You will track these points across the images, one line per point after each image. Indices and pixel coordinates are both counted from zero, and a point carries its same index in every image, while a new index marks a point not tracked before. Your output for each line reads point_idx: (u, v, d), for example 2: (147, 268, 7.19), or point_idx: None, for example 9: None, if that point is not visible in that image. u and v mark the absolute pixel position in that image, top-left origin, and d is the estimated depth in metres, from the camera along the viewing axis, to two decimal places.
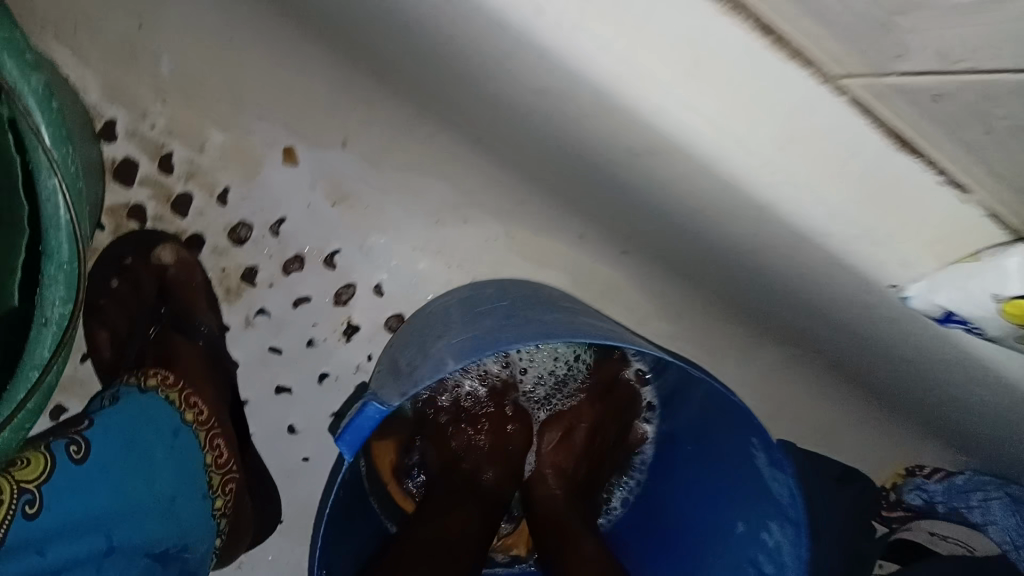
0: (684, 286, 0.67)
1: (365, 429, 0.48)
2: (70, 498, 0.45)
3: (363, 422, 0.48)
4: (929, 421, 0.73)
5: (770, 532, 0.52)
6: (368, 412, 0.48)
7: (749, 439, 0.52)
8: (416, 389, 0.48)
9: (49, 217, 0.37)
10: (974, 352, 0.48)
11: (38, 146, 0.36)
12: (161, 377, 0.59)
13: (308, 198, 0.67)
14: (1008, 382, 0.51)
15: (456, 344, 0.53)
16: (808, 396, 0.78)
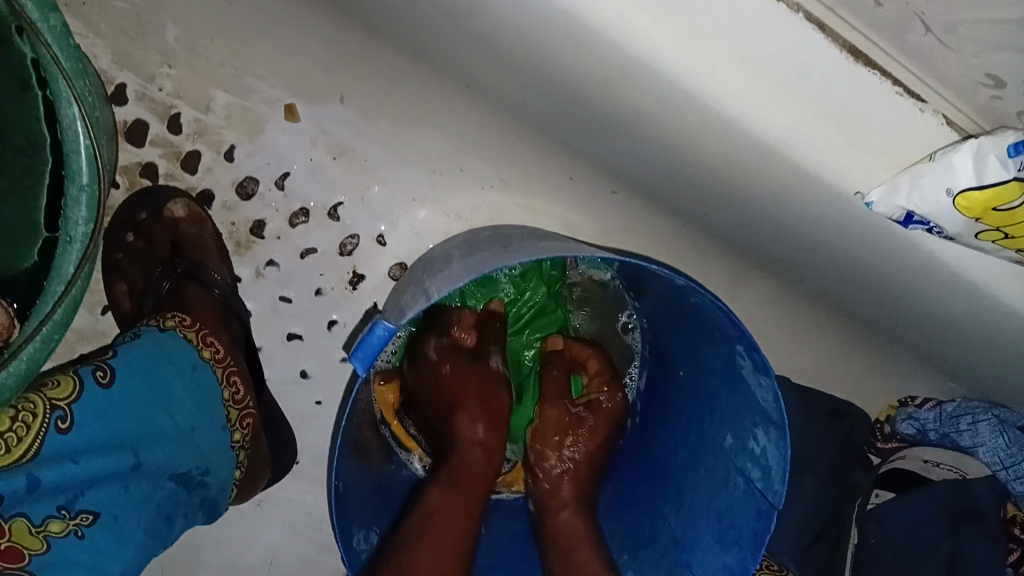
0: (671, 224, 0.71)
1: (373, 352, 0.51)
2: (98, 418, 0.49)
3: (372, 345, 0.51)
4: (920, 351, 0.75)
5: (756, 439, 0.54)
6: (378, 331, 0.51)
7: (732, 344, 0.54)
8: (423, 306, 0.52)
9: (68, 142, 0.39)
10: (940, 261, 0.51)
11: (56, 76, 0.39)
12: (178, 320, 0.62)
13: (310, 155, 0.70)
14: (973, 292, 0.53)
15: (458, 273, 0.56)
16: (799, 331, 0.80)
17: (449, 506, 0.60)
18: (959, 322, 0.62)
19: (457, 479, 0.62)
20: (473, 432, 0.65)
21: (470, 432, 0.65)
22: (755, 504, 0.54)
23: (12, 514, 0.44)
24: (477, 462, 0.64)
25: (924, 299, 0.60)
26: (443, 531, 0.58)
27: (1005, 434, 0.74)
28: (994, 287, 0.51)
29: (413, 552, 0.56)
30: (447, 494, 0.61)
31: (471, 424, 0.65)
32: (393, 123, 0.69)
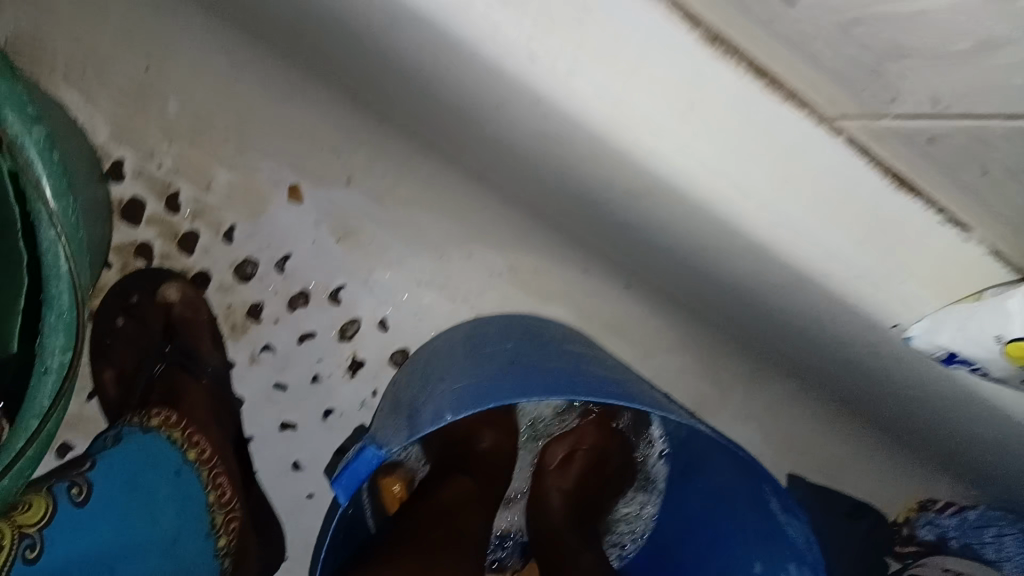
0: (684, 319, 0.68)
1: (361, 474, 0.47)
2: (72, 540, 0.46)
3: (361, 465, 0.48)
4: (943, 458, 0.72)
5: (788, 574, 0.50)
6: (366, 455, 0.48)
7: (761, 486, 0.51)
8: (413, 427, 0.48)
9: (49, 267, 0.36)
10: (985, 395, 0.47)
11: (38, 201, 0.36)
12: (163, 417, 0.58)
13: (313, 236, 0.67)
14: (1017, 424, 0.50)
15: (458, 385, 0.52)
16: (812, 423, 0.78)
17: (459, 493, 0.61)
18: (989, 441, 0.58)
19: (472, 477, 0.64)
20: (493, 446, 0.67)
21: (490, 444, 0.67)
22: None
23: None
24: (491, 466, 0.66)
25: (953, 416, 0.56)
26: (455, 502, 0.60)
27: None
28: None
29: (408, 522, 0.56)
30: (454, 481, 0.62)
31: (494, 437, 0.68)
32: (399, 207, 0.67)
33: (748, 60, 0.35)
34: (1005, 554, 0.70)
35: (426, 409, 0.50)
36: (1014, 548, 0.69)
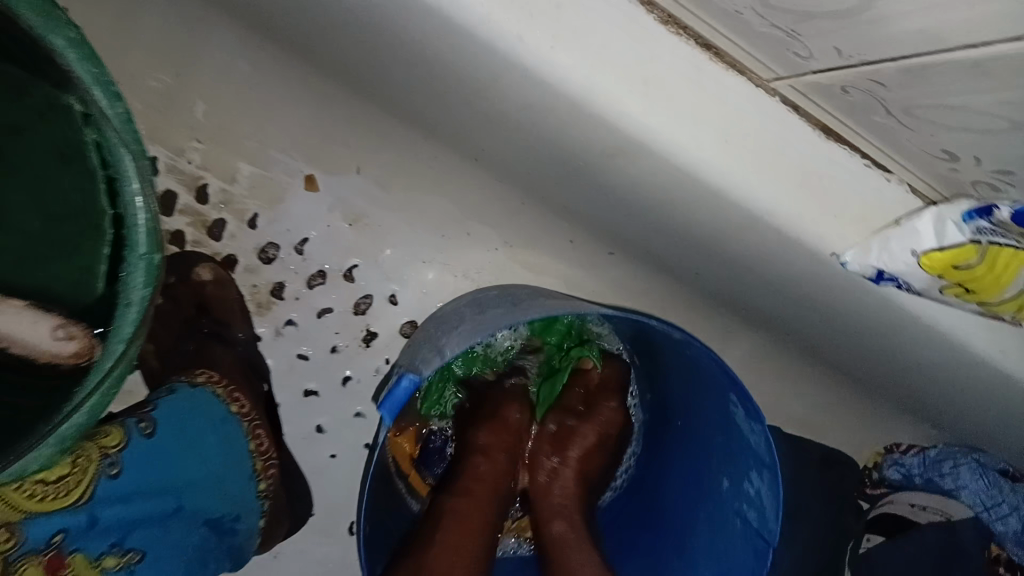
0: (664, 284, 0.76)
1: (400, 400, 0.55)
2: (143, 463, 0.53)
3: (399, 393, 0.55)
4: (905, 401, 0.79)
5: (751, 482, 0.60)
6: (403, 382, 0.55)
7: (727, 397, 0.60)
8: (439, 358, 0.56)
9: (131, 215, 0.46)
10: (916, 317, 0.55)
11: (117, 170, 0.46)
12: (209, 375, 0.66)
13: (327, 221, 0.75)
14: (948, 346, 0.58)
15: (471, 326, 0.61)
16: (786, 379, 0.85)
17: (471, 522, 0.65)
18: (930, 372, 0.66)
19: (477, 492, 0.67)
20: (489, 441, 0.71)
21: (486, 438, 0.71)
22: (752, 546, 0.59)
23: (73, 548, 0.48)
24: (488, 470, 0.69)
25: (896, 351, 0.64)
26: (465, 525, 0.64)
27: (985, 476, 0.77)
28: (971, 341, 0.56)
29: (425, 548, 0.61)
30: (466, 500, 0.66)
31: (488, 431, 0.71)
32: (403, 191, 0.75)
33: (693, 35, 0.46)
34: (961, 482, 0.79)
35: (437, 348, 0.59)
36: (970, 477, 0.78)
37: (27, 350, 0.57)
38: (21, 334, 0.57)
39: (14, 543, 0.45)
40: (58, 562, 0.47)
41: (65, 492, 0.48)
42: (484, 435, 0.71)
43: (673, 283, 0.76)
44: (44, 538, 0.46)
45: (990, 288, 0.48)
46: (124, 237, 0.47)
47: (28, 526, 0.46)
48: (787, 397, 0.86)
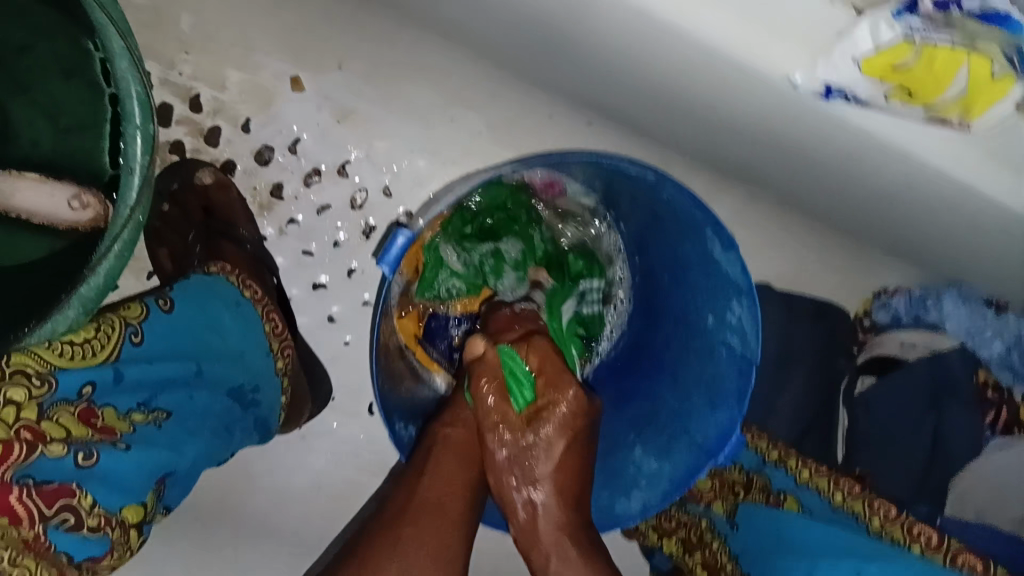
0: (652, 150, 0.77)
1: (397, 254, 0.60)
2: (165, 334, 0.59)
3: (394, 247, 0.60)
4: (890, 242, 0.82)
5: (733, 310, 0.65)
6: (400, 237, 0.60)
7: (703, 232, 0.63)
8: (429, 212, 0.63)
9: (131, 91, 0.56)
10: (863, 131, 0.60)
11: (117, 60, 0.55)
12: (223, 266, 0.72)
13: (317, 120, 0.79)
14: (902, 159, 0.61)
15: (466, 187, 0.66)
16: (783, 240, 0.86)
17: (453, 473, 0.61)
18: (908, 195, 0.68)
19: (448, 446, 0.63)
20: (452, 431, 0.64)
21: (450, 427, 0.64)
22: (737, 366, 0.64)
23: (103, 402, 0.52)
24: (459, 438, 0.64)
25: (863, 176, 0.67)
26: (452, 481, 0.61)
27: (967, 304, 0.83)
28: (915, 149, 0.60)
29: (407, 518, 0.57)
30: (435, 475, 0.60)
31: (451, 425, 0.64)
32: (386, 83, 0.77)
33: None
34: (946, 314, 0.84)
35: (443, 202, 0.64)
36: (954, 308, 0.83)
37: (50, 220, 0.64)
38: (44, 207, 0.64)
39: (50, 387, 0.50)
40: (90, 412, 0.51)
41: (92, 353, 0.54)
42: (461, 408, 0.66)
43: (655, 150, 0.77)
44: (75, 391, 0.51)
45: (932, 89, 0.52)
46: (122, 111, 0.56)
47: (59, 377, 0.50)
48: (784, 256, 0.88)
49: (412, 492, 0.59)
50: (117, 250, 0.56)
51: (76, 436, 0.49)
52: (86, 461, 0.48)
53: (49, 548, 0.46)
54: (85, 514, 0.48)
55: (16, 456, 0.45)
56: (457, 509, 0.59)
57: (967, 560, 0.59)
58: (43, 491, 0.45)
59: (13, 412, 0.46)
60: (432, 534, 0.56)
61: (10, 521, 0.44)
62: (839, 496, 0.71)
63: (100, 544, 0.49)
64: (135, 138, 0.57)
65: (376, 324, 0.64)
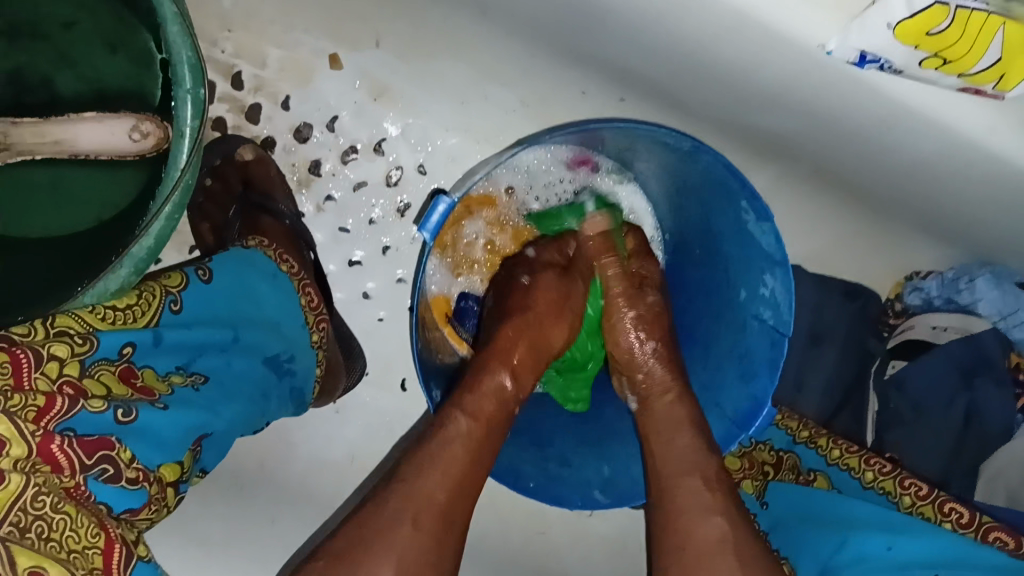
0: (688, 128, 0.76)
1: (438, 217, 0.66)
2: (202, 302, 0.60)
3: (436, 210, 0.66)
4: (924, 224, 0.81)
5: (769, 281, 0.66)
6: (441, 205, 0.66)
7: (740, 201, 0.65)
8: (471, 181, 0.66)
9: (180, 61, 0.60)
10: (887, 95, 0.61)
11: (169, 31, 0.59)
12: (261, 240, 0.73)
13: (354, 97, 0.81)
14: (924, 120, 0.62)
15: (501, 163, 0.70)
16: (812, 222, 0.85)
17: (456, 468, 0.57)
18: (943, 166, 0.68)
19: (461, 442, 0.59)
20: (463, 424, 0.60)
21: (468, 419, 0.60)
22: (769, 337, 0.66)
23: (143, 363, 0.54)
24: (470, 434, 0.59)
25: (891, 146, 0.68)
26: (456, 484, 0.56)
27: (1000, 286, 0.80)
28: (937, 112, 0.61)
29: (407, 518, 0.53)
30: (439, 475, 0.56)
31: (467, 417, 0.60)
32: (418, 60, 0.78)
33: None
34: (978, 296, 0.81)
35: (482, 178, 0.70)
36: (985, 289, 0.80)
37: (118, 153, 0.69)
38: (107, 144, 0.68)
39: (91, 346, 0.51)
40: (130, 371, 0.52)
41: (134, 318, 0.55)
42: (474, 401, 0.62)
43: (692, 127, 0.77)
44: (116, 350, 0.52)
45: (969, 55, 0.52)
46: (172, 75, 0.61)
47: (101, 337, 0.52)
48: (826, 240, 0.86)
49: (411, 488, 0.54)
50: (167, 210, 0.61)
51: (117, 394, 0.50)
52: (125, 417, 0.49)
53: (89, 497, 0.47)
54: (124, 467, 0.48)
55: (58, 409, 0.46)
56: (458, 513, 0.55)
57: (1000, 535, 0.60)
58: (84, 441, 0.46)
59: (56, 368, 0.48)
60: (429, 540, 0.52)
61: (51, 468, 0.44)
62: (870, 476, 0.69)
63: (138, 498, 0.50)
64: (186, 101, 0.61)
65: (415, 294, 0.68)
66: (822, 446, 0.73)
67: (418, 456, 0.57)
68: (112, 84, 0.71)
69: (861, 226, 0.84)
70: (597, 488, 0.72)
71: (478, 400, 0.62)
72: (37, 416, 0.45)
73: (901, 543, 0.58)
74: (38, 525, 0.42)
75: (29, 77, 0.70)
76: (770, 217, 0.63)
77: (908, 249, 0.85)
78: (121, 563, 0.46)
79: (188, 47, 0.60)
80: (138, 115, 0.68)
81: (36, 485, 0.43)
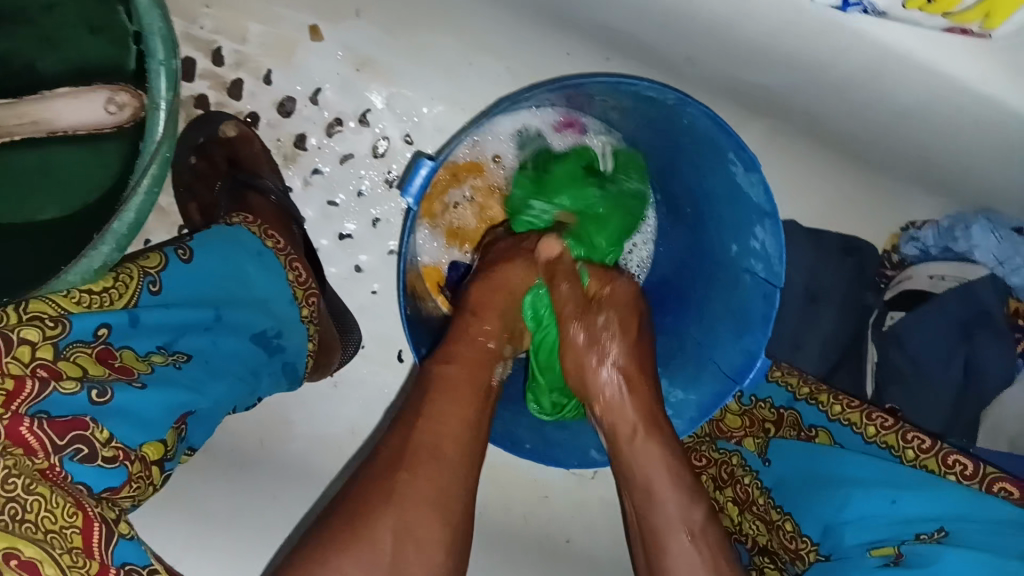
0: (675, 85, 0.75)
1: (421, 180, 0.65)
2: (182, 280, 0.60)
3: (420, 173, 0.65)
4: (918, 175, 0.80)
5: (758, 234, 0.66)
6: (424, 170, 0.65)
7: (726, 153, 0.64)
8: (454, 144, 0.66)
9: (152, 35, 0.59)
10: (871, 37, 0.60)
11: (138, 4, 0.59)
12: (244, 217, 0.72)
13: (337, 69, 0.80)
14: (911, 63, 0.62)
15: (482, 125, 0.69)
16: (805, 177, 0.84)
17: (458, 420, 0.56)
18: (930, 112, 0.67)
19: (448, 384, 0.59)
20: (448, 367, 0.60)
21: (454, 361, 0.61)
22: (762, 292, 0.66)
23: (121, 344, 0.53)
24: (456, 374, 0.60)
25: (881, 94, 0.67)
26: (450, 427, 0.56)
27: (996, 232, 0.79)
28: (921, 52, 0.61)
29: (402, 465, 0.52)
30: (442, 425, 0.55)
31: (454, 359, 0.61)
32: (399, 29, 0.77)
33: None
34: (975, 243, 0.80)
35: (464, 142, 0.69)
36: (982, 236, 0.80)
37: (97, 126, 0.68)
38: (88, 120, 0.67)
39: (64, 329, 0.50)
40: (107, 353, 0.52)
41: (110, 301, 0.55)
42: (458, 348, 0.62)
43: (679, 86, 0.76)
44: (91, 332, 0.52)
45: None
46: (143, 47, 0.60)
47: (75, 320, 0.51)
48: (824, 194, 0.85)
49: (406, 436, 0.55)
50: (145, 185, 0.60)
51: (93, 374, 0.50)
52: (101, 398, 0.49)
53: (66, 478, 0.47)
54: (101, 446, 0.48)
55: (27, 392, 0.46)
56: (455, 450, 0.55)
57: (1005, 485, 0.58)
58: (56, 422, 0.46)
59: (29, 351, 0.48)
60: (428, 481, 0.52)
61: (23, 450, 0.44)
62: (873, 431, 0.67)
63: (118, 476, 0.50)
64: (159, 74, 0.61)
65: (402, 262, 0.67)
66: (823, 402, 0.71)
67: (418, 411, 0.57)
68: (89, 63, 0.70)
69: (854, 180, 0.83)
70: (595, 449, 0.72)
71: (462, 346, 0.62)
72: (7, 400, 0.45)
73: (905, 497, 0.58)
74: (12, 506, 0.41)
75: (10, 60, 0.69)
76: (757, 168, 0.63)
77: (902, 201, 0.84)
78: (103, 540, 0.46)
79: (158, 20, 0.59)
80: (112, 86, 0.67)
81: (6, 467, 0.42)
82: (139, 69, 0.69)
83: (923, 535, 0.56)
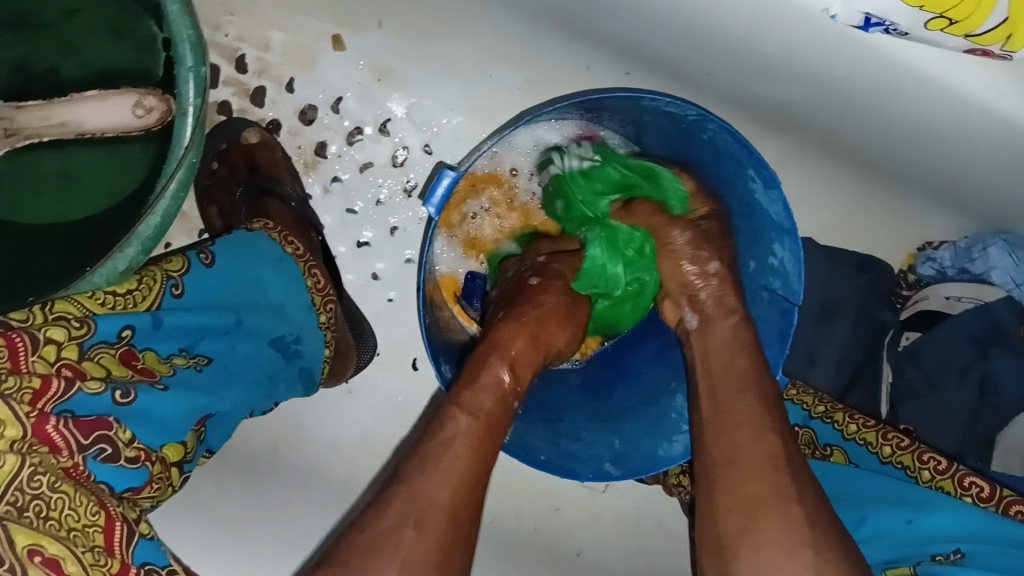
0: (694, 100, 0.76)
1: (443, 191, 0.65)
2: (204, 285, 0.60)
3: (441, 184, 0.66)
4: (935, 194, 0.80)
5: (777, 250, 0.66)
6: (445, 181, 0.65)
7: (746, 169, 0.65)
8: (476, 155, 0.66)
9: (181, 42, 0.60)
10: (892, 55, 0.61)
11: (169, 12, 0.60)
12: (264, 223, 0.73)
13: (358, 78, 0.81)
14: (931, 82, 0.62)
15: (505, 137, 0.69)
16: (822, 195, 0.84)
17: (462, 470, 0.52)
18: (949, 130, 0.67)
19: (456, 438, 0.53)
20: (462, 420, 0.55)
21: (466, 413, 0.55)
22: (779, 308, 0.66)
23: (143, 346, 0.54)
24: (470, 428, 0.54)
25: (901, 111, 0.67)
26: (458, 482, 0.51)
27: (1014, 254, 0.78)
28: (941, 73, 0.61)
29: (410, 520, 0.48)
30: (445, 477, 0.51)
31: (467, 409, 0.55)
32: (420, 39, 0.77)
33: None
34: (991, 264, 0.79)
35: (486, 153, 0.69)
36: (999, 258, 0.79)
37: (124, 130, 0.70)
38: (114, 123, 0.69)
39: (89, 330, 0.51)
40: (131, 354, 0.53)
41: (134, 303, 0.55)
42: (475, 396, 0.57)
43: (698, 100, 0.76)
44: (115, 333, 0.52)
45: (973, 16, 0.52)
46: (172, 53, 0.61)
47: (99, 321, 0.52)
48: (841, 211, 0.85)
49: (413, 489, 0.50)
50: (171, 190, 0.61)
51: (116, 375, 0.51)
52: (123, 399, 0.50)
53: (89, 477, 0.47)
54: (123, 446, 0.49)
55: (54, 391, 0.46)
56: (462, 509, 0.51)
57: (1022, 509, 0.58)
58: (80, 422, 0.46)
59: (54, 351, 0.48)
60: (436, 541, 0.48)
61: (49, 449, 0.45)
62: (888, 451, 0.67)
63: (139, 477, 0.50)
64: (188, 80, 0.61)
65: (421, 273, 0.67)
66: (839, 421, 0.71)
67: (417, 460, 0.52)
68: (116, 69, 0.71)
69: (871, 197, 0.83)
70: (609, 461, 0.72)
71: (474, 391, 0.57)
72: (33, 398, 0.45)
73: (921, 517, 0.58)
74: (36, 504, 0.42)
75: (34, 66, 0.70)
76: (777, 185, 0.63)
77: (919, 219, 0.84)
78: (123, 541, 0.46)
79: (187, 27, 0.60)
80: (140, 91, 0.69)
81: (31, 465, 0.42)
82: (166, 74, 0.70)
83: (938, 555, 0.55)
